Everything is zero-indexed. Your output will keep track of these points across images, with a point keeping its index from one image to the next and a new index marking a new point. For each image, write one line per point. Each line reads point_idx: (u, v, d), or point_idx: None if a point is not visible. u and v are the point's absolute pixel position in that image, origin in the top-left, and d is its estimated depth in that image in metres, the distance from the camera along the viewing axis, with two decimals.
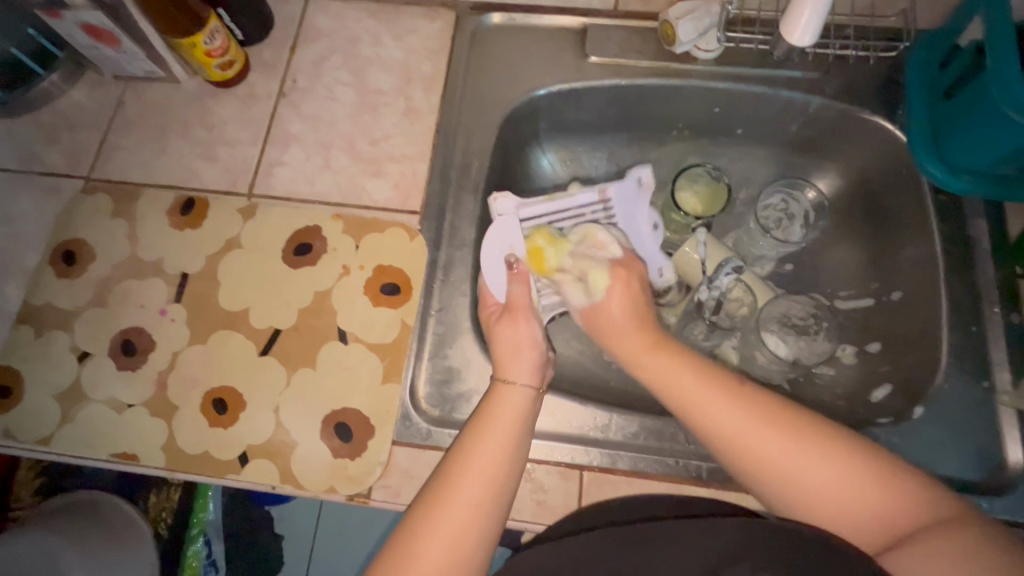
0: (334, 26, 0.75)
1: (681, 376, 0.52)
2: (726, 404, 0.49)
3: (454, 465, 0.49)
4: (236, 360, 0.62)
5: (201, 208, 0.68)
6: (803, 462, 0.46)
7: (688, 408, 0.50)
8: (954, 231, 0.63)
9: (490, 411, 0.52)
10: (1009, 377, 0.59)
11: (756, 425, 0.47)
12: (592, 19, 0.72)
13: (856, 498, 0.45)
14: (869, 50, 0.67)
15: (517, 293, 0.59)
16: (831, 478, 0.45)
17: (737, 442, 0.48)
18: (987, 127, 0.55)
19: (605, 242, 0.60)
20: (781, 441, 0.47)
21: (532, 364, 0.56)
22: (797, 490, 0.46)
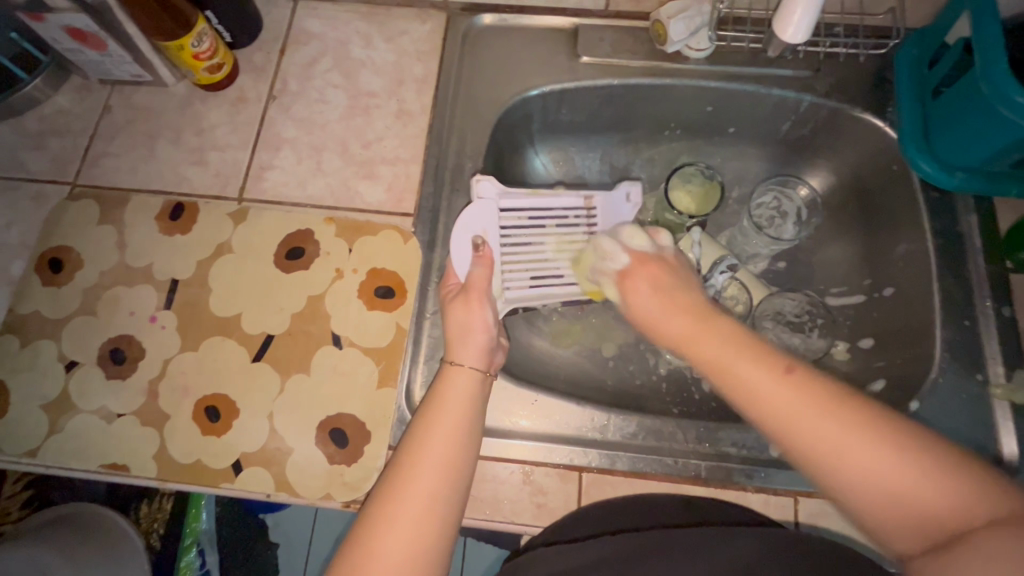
0: (325, 28, 0.74)
1: (728, 347, 0.46)
2: (774, 379, 0.43)
3: (407, 456, 0.48)
4: (229, 366, 0.61)
5: (191, 213, 0.67)
6: (858, 445, 0.39)
7: (728, 383, 0.45)
8: (946, 227, 0.64)
9: (442, 392, 0.53)
10: (1002, 369, 0.59)
11: (808, 403, 0.41)
12: (584, 19, 0.72)
13: (916, 491, 0.38)
14: (858, 48, 0.67)
15: (478, 275, 0.59)
16: (895, 473, 0.38)
17: (788, 420, 0.42)
18: (980, 125, 0.55)
19: (612, 251, 0.59)
20: (834, 424, 0.40)
21: (481, 347, 0.56)
22: (849, 478, 0.40)
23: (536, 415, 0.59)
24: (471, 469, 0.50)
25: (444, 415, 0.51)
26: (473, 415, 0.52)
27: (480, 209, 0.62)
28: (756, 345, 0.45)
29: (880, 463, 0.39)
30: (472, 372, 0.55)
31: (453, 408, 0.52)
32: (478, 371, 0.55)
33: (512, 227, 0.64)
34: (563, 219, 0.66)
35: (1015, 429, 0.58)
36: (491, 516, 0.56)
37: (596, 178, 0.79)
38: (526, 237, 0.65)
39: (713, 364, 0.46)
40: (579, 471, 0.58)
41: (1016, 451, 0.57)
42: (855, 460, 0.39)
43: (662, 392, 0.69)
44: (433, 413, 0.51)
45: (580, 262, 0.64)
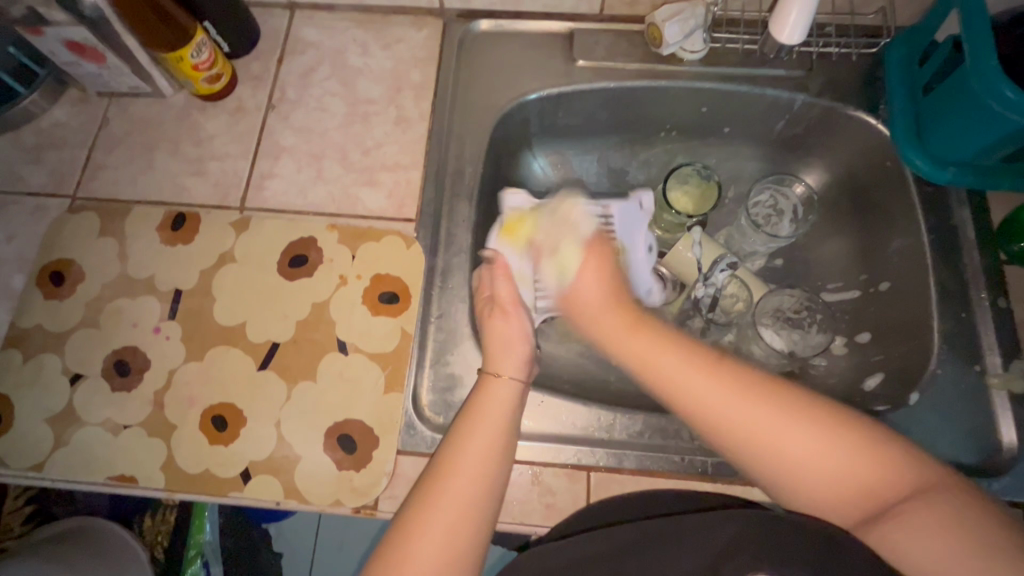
0: (321, 37, 0.75)
1: (665, 355, 0.51)
2: (703, 379, 0.49)
3: (447, 460, 0.49)
4: (235, 375, 0.61)
5: (193, 223, 0.67)
6: (779, 432, 0.45)
7: (663, 383, 0.51)
8: (940, 222, 0.65)
9: (480, 402, 0.53)
10: (1000, 359, 0.60)
11: (732, 398, 0.47)
12: (578, 23, 0.73)
13: (838, 471, 0.43)
14: (851, 47, 0.69)
15: (504, 288, 0.60)
16: (815, 454, 0.44)
17: (716, 415, 0.47)
18: (972, 119, 0.56)
19: (581, 216, 0.65)
20: (756, 413, 0.46)
21: (521, 360, 0.56)
22: (780, 464, 0.45)
23: (542, 416, 0.60)
24: (507, 477, 0.50)
25: (480, 427, 0.51)
26: (507, 425, 0.52)
27: (511, 219, 0.66)
28: (683, 345, 0.52)
29: (803, 446, 0.44)
30: (509, 382, 0.55)
31: (489, 420, 0.52)
32: (515, 380, 0.55)
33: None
34: None
35: (1013, 418, 0.59)
36: (501, 518, 0.57)
37: (594, 180, 0.80)
38: None
39: (648, 369, 0.52)
40: (586, 471, 0.58)
41: (1015, 439, 0.58)
42: (781, 444, 0.45)
43: None
44: (471, 422, 0.51)
45: (519, 223, 0.65)
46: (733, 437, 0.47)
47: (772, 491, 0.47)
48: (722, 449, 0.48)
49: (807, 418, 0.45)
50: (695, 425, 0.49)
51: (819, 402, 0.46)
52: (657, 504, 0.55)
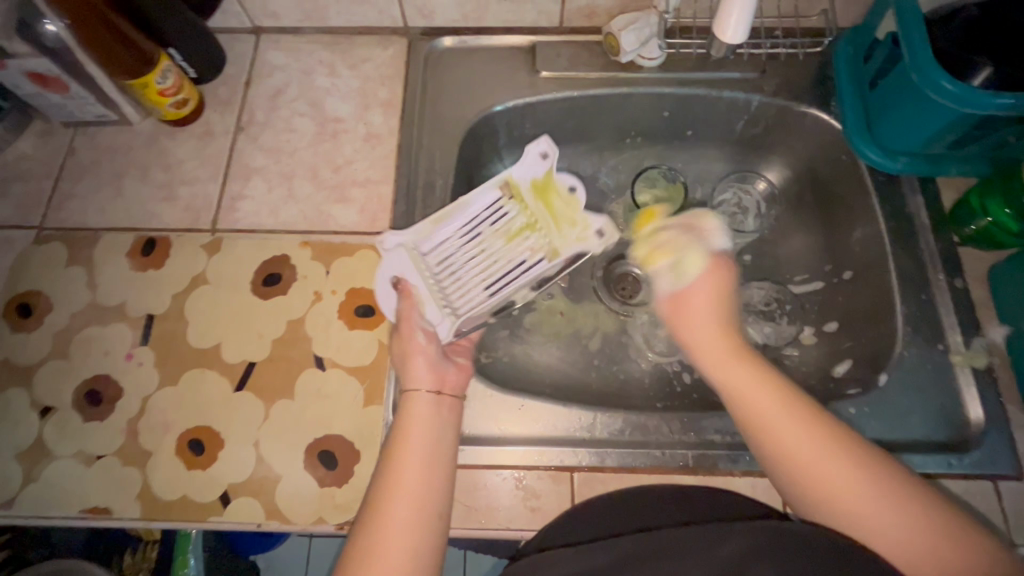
0: (289, 60, 0.76)
1: (759, 391, 0.51)
2: (804, 435, 0.48)
3: (380, 494, 0.48)
4: (212, 397, 0.60)
5: (163, 248, 0.66)
6: (869, 498, 0.45)
7: (762, 428, 0.50)
8: (896, 208, 0.67)
9: (404, 427, 0.52)
10: (960, 338, 0.62)
11: (833, 458, 0.47)
12: (540, 36, 0.76)
13: (927, 551, 0.43)
14: (797, 47, 0.72)
15: (404, 310, 0.59)
16: (893, 519, 0.44)
17: (813, 469, 0.47)
18: (917, 110, 0.59)
19: (714, 232, 0.63)
20: (838, 461, 0.47)
21: (429, 367, 0.56)
22: (864, 530, 0.45)
23: (522, 420, 0.60)
24: (447, 500, 0.50)
25: (410, 458, 0.50)
26: (438, 448, 0.52)
27: (396, 262, 0.61)
28: (784, 388, 0.51)
29: (891, 516, 0.44)
30: (434, 397, 0.55)
31: (417, 446, 0.51)
32: (439, 395, 0.55)
33: (444, 262, 0.62)
34: (484, 219, 0.64)
35: (978, 395, 0.60)
36: (487, 524, 0.56)
37: None
38: (461, 256, 0.62)
39: (749, 412, 0.51)
40: (571, 472, 0.58)
41: (981, 416, 0.59)
42: (864, 508, 0.45)
43: (646, 387, 0.71)
44: (399, 448, 0.51)
45: (516, 194, 0.65)
46: (825, 497, 0.46)
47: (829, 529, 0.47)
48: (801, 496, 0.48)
49: (903, 489, 0.45)
50: (779, 464, 0.49)
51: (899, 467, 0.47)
52: (647, 504, 0.55)
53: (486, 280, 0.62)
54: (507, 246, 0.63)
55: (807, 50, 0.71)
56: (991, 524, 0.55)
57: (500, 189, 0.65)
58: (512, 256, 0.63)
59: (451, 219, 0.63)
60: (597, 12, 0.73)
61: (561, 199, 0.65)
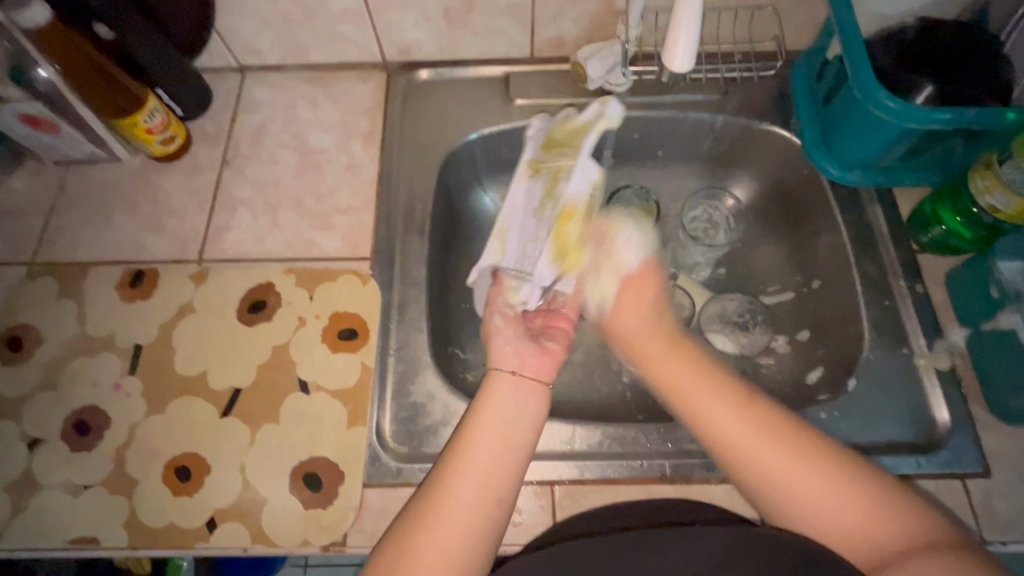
0: (273, 96, 0.79)
1: (695, 384, 0.55)
2: (735, 419, 0.52)
3: (454, 459, 0.51)
4: (198, 424, 0.61)
5: (151, 279, 0.68)
6: (787, 471, 0.49)
7: (694, 415, 0.54)
8: (857, 219, 0.70)
9: (485, 402, 0.55)
10: (924, 341, 0.64)
11: (756, 436, 0.51)
12: (512, 67, 0.80)
13: (842, 516, 0.47)
14: (750, 71, 0.76)
15: (494, 295, 0.68)
16: (823, 495, 0.47)
17: (742, 449, 0.51)
18: (866, 125, 0.63)
19: (626, 247, 0.67)
20: (769, 445, 0.50)
21: (515, 351, 0.61)
22: (788, 500, 0.49)
23: None
24: (516, 483, 0.52)
25: (482, 437, 0.52)
26: (515, 431, 0.54)
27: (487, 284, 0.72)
28: (718, 377, 0.55)
29: (814, 489, 0.48)
30: (516, 380, 0.58)
31: (495, 421, 0.54)
32: (519, 376, 0.58)
33: (524, 261, 0.70)
34: (525, 202, 0.73)
35: (944, 396, 0.61)
36: None
37: None
38: (528, 243, 0.71)
39: (684, 402, 0.55)
40: (551, 486, 0.59)
41: (948, 417, 0.60)
42: (799, 487, 0.48)
43: (628, 400, 0.73)
44: (477, 420, 0.54)
45: (537, 164, 0.73)
46: (754, 473, 0.50)
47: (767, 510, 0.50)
48: (736, 476, 0.51)
49: (825, 462, 0.49)
50: (715, 451, 0.52)
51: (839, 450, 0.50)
52: (627, 515, 0.56)
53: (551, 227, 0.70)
54: (552, 199, 0.71)
55: (759, 74, 0.76)
56: (963, 522, 0.56)
57: (526, 176, 0.74)
58: (557, 200, 0.70)
59: (508, 231, 0.73)
60: (565, 42, 0.77)
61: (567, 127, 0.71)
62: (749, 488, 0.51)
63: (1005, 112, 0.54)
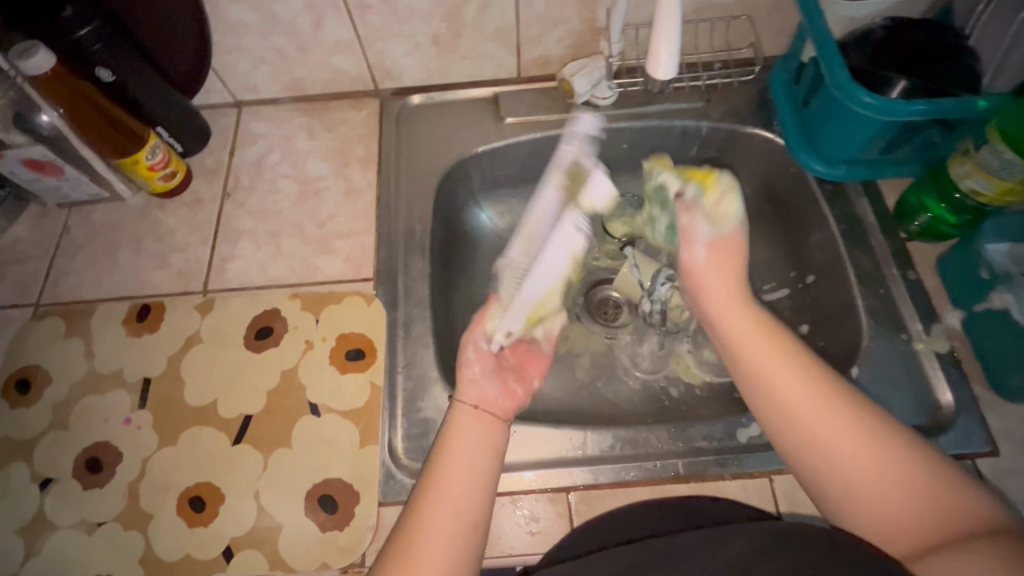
0: (269, 128, 0.82)
1: (761, 343, 0.57)
2: (792, 378, 0.53)
3: (421, 499, 0.52)
4: (211, 453, 0.61)
5: (158, 312, 0.69)
6: (844, 438, 0.49)
7: (762, 385, 0.55)
8: (845, 212, 0.72)
9: (449, 437, 0.56)
10: (921, 325, 0.65)
11: (818, 401, 0.51)
12: (501, 87, 0.82)
13: (895, 491, 0.47)
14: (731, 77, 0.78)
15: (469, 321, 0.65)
16: (880, 470, 0.48)
17: (796, 412, 0.52)
18: (848, 121, 0.65)
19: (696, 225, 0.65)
20: (833, 413, 0.50)
21: (484, 387, 0.60)
22: (842, 471, 0.49)
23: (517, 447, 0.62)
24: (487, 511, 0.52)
25: (449, 476, 0.53)
26: (482, 463, 0.54)
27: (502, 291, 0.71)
28: (785, 344, 0.56)
29: (866, 458, 0.48)
30: (479, 414, 0.58)
31: (460, 455, 0.54)
32: (482, 411, 0.58)
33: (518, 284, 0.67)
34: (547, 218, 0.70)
35: (947, 379, 0.62)
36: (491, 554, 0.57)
37: None
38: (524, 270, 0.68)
39: (745, 357, 0.57)
40: (568, 493, 0.59)
41: (952, 399, 0.61)
42: (855, 460, 0.48)
43: (636, 404, 0.74)
44: (444, 456, 0.54)
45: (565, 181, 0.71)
46: (808, 437, 0.51)
47: (821, 487, 0.50)
48: (791, 441, 0.52)
49: (883, 436, 0.49)
50: (773, 414, 0.53)
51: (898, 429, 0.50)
52: (644, 517, 0.56)
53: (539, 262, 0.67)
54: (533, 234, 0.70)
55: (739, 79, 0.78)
56: None
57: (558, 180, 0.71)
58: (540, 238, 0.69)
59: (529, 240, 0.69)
60: (550, 61, 0.80)
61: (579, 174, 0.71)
62: (805, 459, 0.51)
63: (977, 100, 0.56)
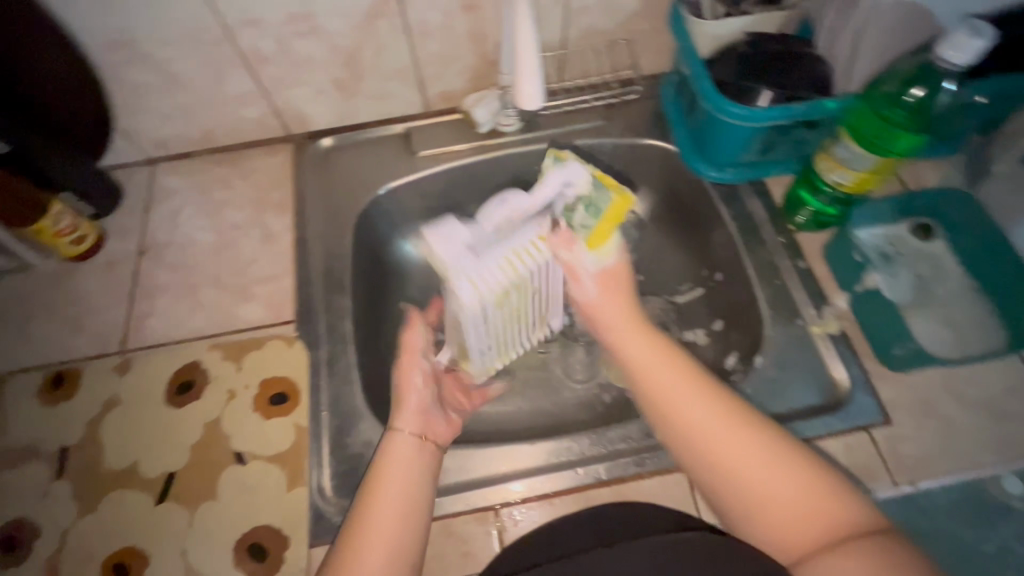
0: (183, 182, 0.82)
1: (661, 367, 0.57)
2: (692, 398, 0.53)
3: (360, 519, 0.51)
4: (135, 515, 0.60)
5: (73, 378, 0.68)
6: (743, 451, 0.50)
7: (666, 411, 0.54)
8: (740, 211, 0.77)
9: (387, 460, 0.56)
10: (814, 310, 0.69)
11: (718, 418, 0.52)
12: (411, 122, 0.85)
13: (791, 499, 0.47)
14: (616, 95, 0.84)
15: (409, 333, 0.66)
16: (776, 481, 0.48)
17: (696, 433, 0.52)
18: (722, 132, 0.71)
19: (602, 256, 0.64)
20: (731, 429, 0.51)
21: (421, 408, 0.61)
22: (740, 483, 0.49)
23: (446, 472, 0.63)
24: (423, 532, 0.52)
25: (389, 491, 0.53)
26: (417, 484, 0.55)
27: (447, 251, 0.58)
28: (687, 365, 0.57)
29: (765, 469, 0.48)
30: (415, 438, 0.58)
31: (398, 474, 0.54)
32: (423, 439, 0.59)
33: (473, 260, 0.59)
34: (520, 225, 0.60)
35: (841, 357, 0.66)
36: None
37: None
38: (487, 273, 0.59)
39: (650, 382, 0.56)
40: (493, 511, 0.61)
41: (846, 375, 0.65)
42: (752, 474, 0.49)
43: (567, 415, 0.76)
44: (379, 477, 0.54)
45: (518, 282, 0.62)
46: (705, 455, 0.51)
47: (722, 504, 0.50)
48: (694, 460, 0.52)
49: (778, 448, 0.49)
50: (673, 437, 0.54)
51: (790, 438, 0.51)
52: (569, 537, 0.56)
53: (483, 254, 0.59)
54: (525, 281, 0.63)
55: (623, 97, 0.83)
56: (877, 468, 0.60)
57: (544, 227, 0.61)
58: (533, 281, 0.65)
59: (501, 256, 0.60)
60: (453, 94, 0.83)
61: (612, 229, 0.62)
62: (706, 479, 0.51)
63: (827, 103, 0.62)
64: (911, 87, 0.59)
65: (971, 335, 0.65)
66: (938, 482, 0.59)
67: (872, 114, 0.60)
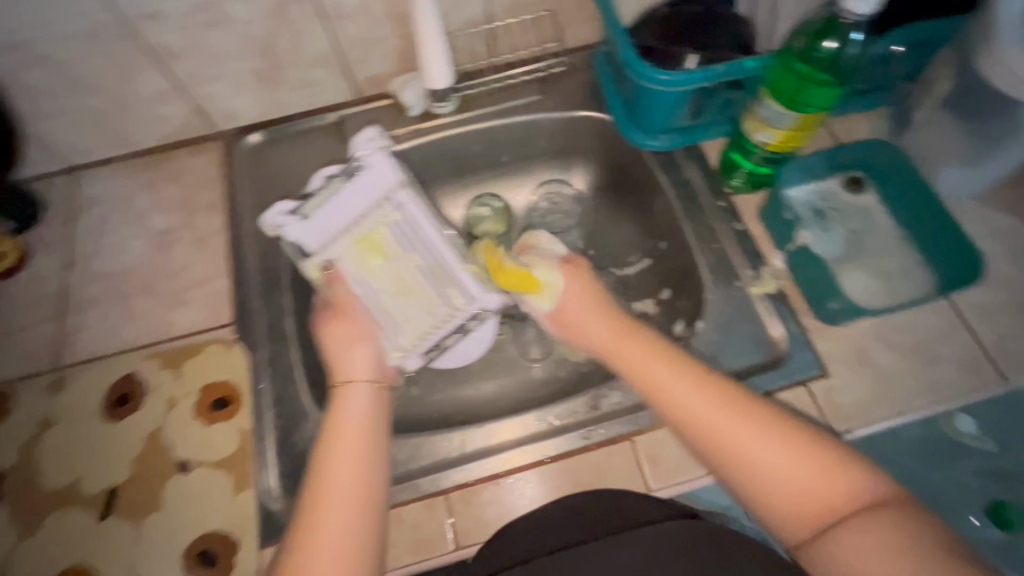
0: (107, 189, 0.79)
1: (649, 356, 0.54)
2: (685, 384, 0.50)
3: (320, 465, 0.51)
4: (78, 533, 0.59)
5: (4, 400, 0.66)
6: (742, 434, 0.46)
7: (658, 397, 0.51)
8: (678, 177, 0.77)
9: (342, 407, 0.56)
10: (752, 271, 0.70)
11: (712, 401, 0.48)
12: (342, 110, 0.82)
13: (797, 479, 0.44)
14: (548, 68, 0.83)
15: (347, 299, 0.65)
16: (781, 462, 0.45)
17: (691, 419, 0.49)
18: (648, 98, 0.69)
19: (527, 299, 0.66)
20: (728, 414, 0.47)
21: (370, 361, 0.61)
22: (742, 466, 0.46)
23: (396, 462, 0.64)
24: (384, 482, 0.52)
25: (347, 435, 0.53)
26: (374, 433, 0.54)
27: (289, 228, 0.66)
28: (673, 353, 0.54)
29: (769, 451, 0.45)
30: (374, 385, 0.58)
31: (355, 424, 0.54)
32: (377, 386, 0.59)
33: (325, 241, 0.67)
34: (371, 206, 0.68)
35: (780, 315, 0.67)
36: None
37: None
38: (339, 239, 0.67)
39: (638, 372, 0.53)
40: (443, 498, 0.60)
41: (783, 331, 0.66)
42: (754, 456, 0.45)
43: (521, 394, 0.77)
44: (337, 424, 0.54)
45: (372, 239, 0.68)
46: (703, 441, 0.48)
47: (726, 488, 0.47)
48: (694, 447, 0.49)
49: (779, 428, 0.46)
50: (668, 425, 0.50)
51: (792, 418, 0.47)
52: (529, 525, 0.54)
53: (323, 221, 0.67)
54: (380, 235, 0.68)
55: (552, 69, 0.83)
56: (815, 420, 0.61)
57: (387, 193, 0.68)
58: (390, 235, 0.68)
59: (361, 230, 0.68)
60: (383, 79, 0.81)
61: (528, 272, 0.64)
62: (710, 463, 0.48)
63: (746, 62, 0.61)
64: (822, 40, 0.59)
65: (900, 281, 0.67)
66: (874, 428, 0.61)
67: (790, 69, 0.60)
